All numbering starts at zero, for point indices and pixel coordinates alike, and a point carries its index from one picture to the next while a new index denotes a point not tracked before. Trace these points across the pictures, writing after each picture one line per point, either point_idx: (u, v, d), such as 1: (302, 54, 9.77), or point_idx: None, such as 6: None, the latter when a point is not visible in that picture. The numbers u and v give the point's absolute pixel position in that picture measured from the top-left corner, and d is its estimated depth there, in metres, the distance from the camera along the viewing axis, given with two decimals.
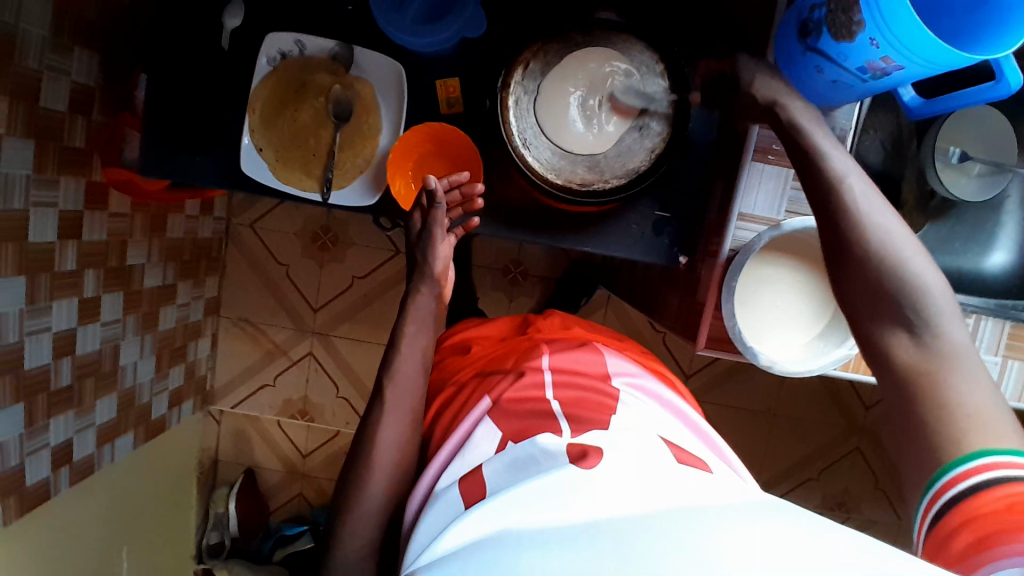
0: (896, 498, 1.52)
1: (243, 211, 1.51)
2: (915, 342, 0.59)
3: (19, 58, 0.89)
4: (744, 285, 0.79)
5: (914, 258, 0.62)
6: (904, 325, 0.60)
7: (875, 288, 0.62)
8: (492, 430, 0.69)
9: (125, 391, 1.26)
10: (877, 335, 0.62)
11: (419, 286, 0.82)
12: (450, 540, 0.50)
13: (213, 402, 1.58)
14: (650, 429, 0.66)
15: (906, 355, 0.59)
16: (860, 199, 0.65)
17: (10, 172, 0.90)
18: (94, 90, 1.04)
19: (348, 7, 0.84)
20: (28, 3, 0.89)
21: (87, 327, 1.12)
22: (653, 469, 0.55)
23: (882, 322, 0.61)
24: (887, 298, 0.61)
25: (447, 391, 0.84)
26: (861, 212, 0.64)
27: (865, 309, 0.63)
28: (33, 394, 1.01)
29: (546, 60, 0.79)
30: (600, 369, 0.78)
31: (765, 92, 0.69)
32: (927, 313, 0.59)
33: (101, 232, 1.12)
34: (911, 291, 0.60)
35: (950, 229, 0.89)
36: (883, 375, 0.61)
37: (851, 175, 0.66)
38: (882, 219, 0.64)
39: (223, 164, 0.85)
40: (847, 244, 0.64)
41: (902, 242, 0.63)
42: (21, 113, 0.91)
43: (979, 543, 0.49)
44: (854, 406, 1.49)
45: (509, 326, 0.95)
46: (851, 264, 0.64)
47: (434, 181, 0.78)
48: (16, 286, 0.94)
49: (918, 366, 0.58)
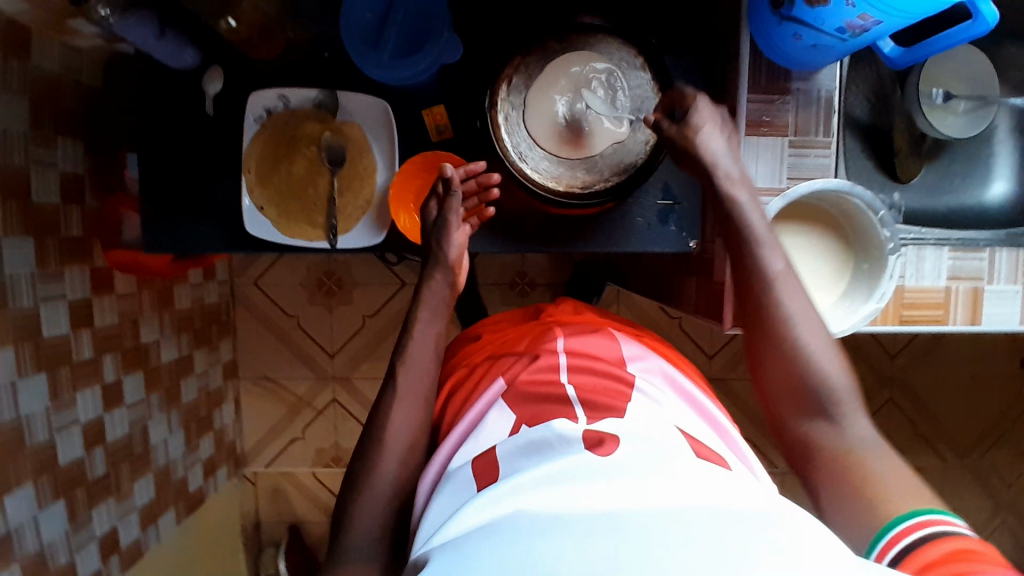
0: (937, 442, 1.52)
1: (245, 271, 1.51)
2: (832, 428, 0.64)
3: (3, 157, 0.89)
4: None
5: (822, 350, 0.67)
6: (823, 414, 0.65)
7: (799, 381, 0.66)
8: (507, 417, 0.67)
9: (160, 469, 1.26)
10: (798, 425, 0.66)
11: (433, 272, 0.81)
12: (460, 523, 0.51)
13: (247, 464, 1.57)
14: (667, 421, 0.64)
15: (825, 440, 0.64)
16: (780, 285, 0.69)
17: (13, 272, 0.91)
18: (83, 177, 1.05)
19: (325, 54, 0.85)
20: (4, 102, 0.89)
21: (113, 413, 1.12)
22: (673, 461, 0.53)
23: (804, 412, 0.66)
24: (809, 390, 0.65)
25: (459, 371, 0.82)
26: (781, 300, 0.68)
27: (788, 395, 0.67)
28: (71, 489, 1.01)
29: (527, 73, 0.80)
30: (615, 353, 0.75)
31: (704, 142, 0.73)
32: (841, 404, 0.65)
33: (112, 315, 1.12)
34: (827, 386, 0.65)
35: (947, 167, 0.89)
36: (802, 458, 0.65)
37: (774, 262, 0.70)
38: (802, 315, 0.68)
39: (224, 228, 0.86)
40: (768, 326, 0.68)
41: (812, 332, 0.67)
42: (15, 212, 0.91)
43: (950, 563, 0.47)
44: (880, 358, 1.49)
45: (519, 314, 0.93)
46: (766, 323, 0.68)
47: (449, 169, 0.78)
48: (38, 384, 0.94)
49: (838, 449, 0.63)
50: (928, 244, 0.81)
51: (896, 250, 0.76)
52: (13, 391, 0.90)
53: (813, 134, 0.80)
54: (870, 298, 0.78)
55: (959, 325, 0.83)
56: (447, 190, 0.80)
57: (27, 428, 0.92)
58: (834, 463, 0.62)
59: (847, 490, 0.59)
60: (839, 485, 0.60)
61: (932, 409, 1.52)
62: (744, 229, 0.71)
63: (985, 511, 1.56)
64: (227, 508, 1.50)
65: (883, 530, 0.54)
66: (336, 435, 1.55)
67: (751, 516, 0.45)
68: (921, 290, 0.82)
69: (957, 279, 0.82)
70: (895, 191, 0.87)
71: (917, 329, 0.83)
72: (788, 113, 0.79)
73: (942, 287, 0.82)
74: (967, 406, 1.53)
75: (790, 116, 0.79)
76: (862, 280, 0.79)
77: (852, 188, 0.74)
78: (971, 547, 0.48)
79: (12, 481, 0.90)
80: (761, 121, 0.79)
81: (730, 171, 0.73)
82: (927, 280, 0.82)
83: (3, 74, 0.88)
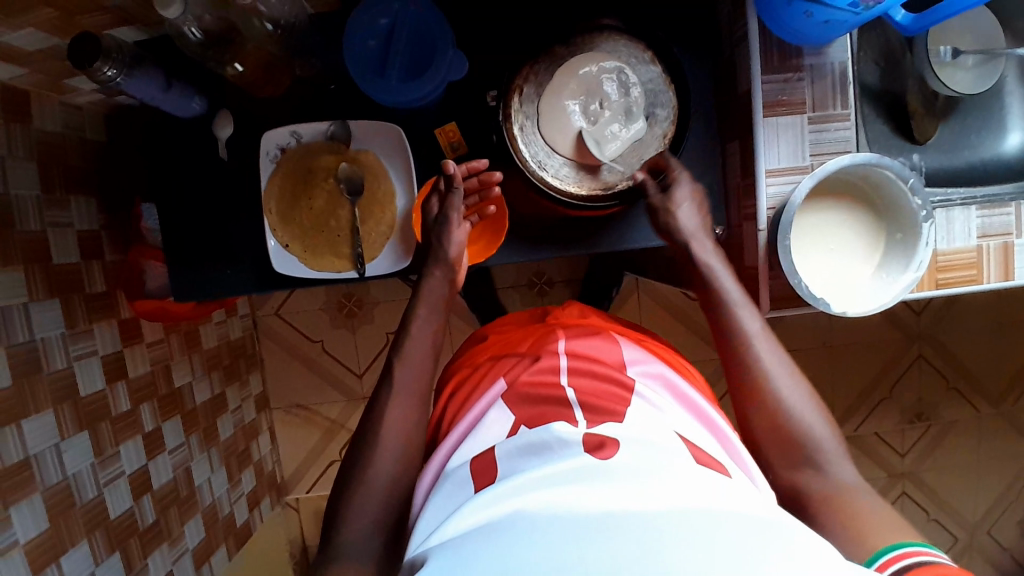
0: (970, 393, 1.52)
1: (264, 303, 1.52)
2: (820, 476, 0.65)
3: (21, 224, 0.89)
4: (800, 239, 0.80)
5: (801, 405, 0.69)
6: (807, 462, 0.66)
7: (782, 433, 0.68)
8: (503, 422, 0.66)
9: (208, 509, 1.26)
10: (788, 476, 0.67)
11: (433, 270, 0.81)
12: (460, 523, 0.51)
13: (288, 491, 1.58)
14: (667, 426, 0.62)
15: (815, 487, 0.64)
16: (757, 345, 0.72)
17: (45, 336, 0.91)
18: (99, 232, 1.06)
19: (331, 87, 0.86)
20: (15, 169, 0.89)
21: (157, 459, 1.12)
22: (678, 471, 0.53)
23: (792, 462, 0.67)
24: (793, 442, 0.67)
25: (462, 372, 0.81)
26: (757, 358, 0.72)
27: (775, 447, 0.68)
28: (124, 541, 1.02)
29: (538, 81, 0.80)
30: (616, 357, 0.73)
31: (681, 225, 0.79)
32: (826, 454, 0.66)
33: (145, 364, 1.13)
34: (810, 437, 0.67)
35: (960, 125, 0.88)
36: (795, 506, 0.65)
37: (749, 322, 0.74)
38: (780, 370, 0.71)
39: (251, 267, 0.86)
40: (749, 385, 0.71)
41: (790, 386, 0.70)
42: (39, 275, 0.91)
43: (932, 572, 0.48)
44: (905, 316, 1.49)
45: (525, 316, 0.90)
46: (747, 383, 0.71)
47: (451, 166, 0.80)
48: (82, 443, 0.95)
49: (825, 495, 0.63)
50: (955, 205, 0.82)
51: (929, 218, 0.76)
52: (58, 452, 0.90)
53: (831, 108, 0.79)
54: (908, 268, 0.78)
55: (993, 283, 0.83)
56: (449, 187, 0.82)
57: (76, 487, 0.93)
58: (826, 507, 0.62)
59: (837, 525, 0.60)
60: (834, 526, 0.60)
61: (961, 360, 1.52)
62: (716, 294, 0.76)
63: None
64: (274, 539, 1.51)
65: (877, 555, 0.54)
66: None
67: (771, 525, 0.46)
68: (952, 252, 0.82)
69: (987, 237, 0.82)
70: (913, 152, 0.86)
71: (954, 291, 0.83)
72: (803, 89, 0.78)
73: (974, 246, 0.82)
74: (995, 353, 1.53)
75: (806, 91, 0.78)
76: (897, 250, 0.80)
77: (884, 161, 0.74)
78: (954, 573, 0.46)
79: (67, 542, 0.90)
80: (779, 101, 0.79)
81: (698, 241, 0.79)
82: (958, 241, 0.82)
83: (7, 141, 0.88)
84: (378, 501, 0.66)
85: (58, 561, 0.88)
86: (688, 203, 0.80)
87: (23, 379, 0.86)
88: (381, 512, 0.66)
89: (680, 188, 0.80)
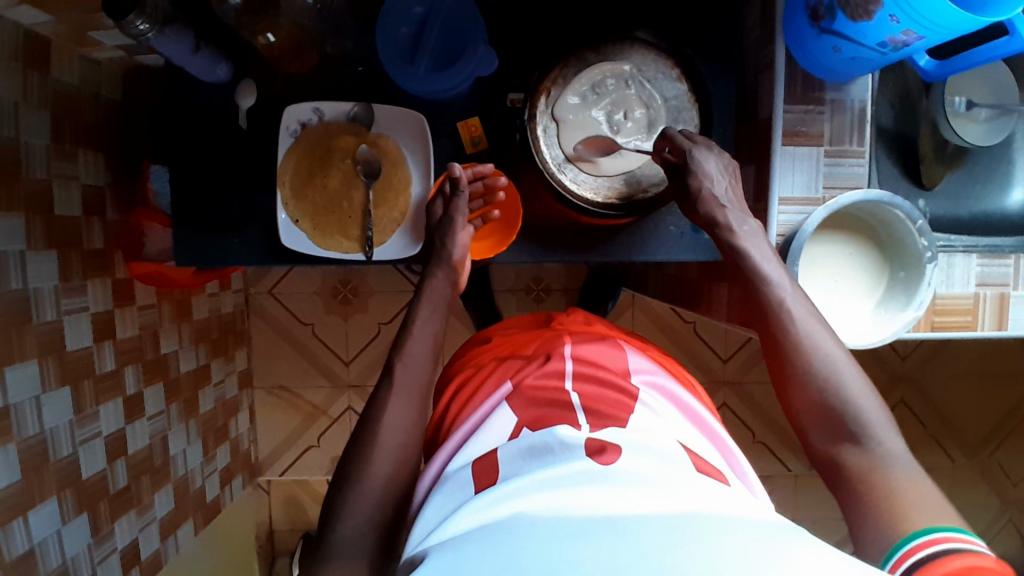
0: (946, 440, 1.55)
1: (259, 280, 1.52)
2: (861, 450, 0.64)
3: (27, 171, 0.88)
4: (809, 260, 0.82)
5: (848, 378, 0.67)
6: (848, 434, 0.65)
7: (820, 404, 0.67)
8: (510, 416, 0.66)
9: (180, 480, 1.25)
10: (829, 450, 0.66)
11: (436, 271, 0.81)
12: (458, 525, 0.51)
13: (261, 473, 1.56)
14: (668, 434, 0.62)
15: (855, 462, 0.63)
16: (798, 319, 0.71)
17: (38, 286, 0.90)
18: (104, 189, 1.05)
19: (358, 68, 0.86)
20: (26, 116, 0.88)
21: (135, 424, 1.11)
22: (677, 477, 0.53)
23: (832, 434, 0.66)
24: (833, 411, 0.66)
25: (465, 372, 0.81)
26: (796, 329, 0.71)
27: (817, 425, 0.67)
28: (94, 502, 1.00)
29: (566, 86, 0.82)
30: (621, 364, 0.73)
31: None
32: (868, 428, 0.64)
33: (134, 327, 1.11)
34: (850, 406, 0.66)
35: (969, 173, 0.89)
36: (834, 480, 0.65)
37: (787, 296, 0.73)
38: (819, 339, 0.70)
39: (257, 239, 0.86)
40: (788, 354, 0.70)
41: (834, 357, 0.69)
42: (39, 226, 0.90)
43: (951, 558, 0.49)
44: (892, 359, 1.52)
45: (529, 320, 0.91)
46: (785, 353, 0.71)
47: (458, 168, 0.80)
48: (63, 398, 0.93)
49: (864, 472, 0.62)
50: (958, 250, 0.85)
51: (932, 260, 0.78)
52: (39, 405, 0.89)
53: (847, 143, 0.82)
54: (909, 305, 0.80)
55: (987, 332, 0.85)
56: (454, 190, 0.81)
57: (51, 443, 0.91)
58: (859, 483, 0.62)
59: (874, 517, 0.58)
60: (863, 513, 0.59)
61: (941, 408, 1.54)
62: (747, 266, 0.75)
63: (992, 509, 1.59)
64: (243, 518, 1.49)
65: (894, 548, 0.54)
66: None
67: (775, 529, 0.45)
68: (950, 296, 0.85)
69: (984, 286, 0.85)
70: (919, 198, 0.87)
71: (948, 335, 0.85)
72: (823, 122, 0.81)
73: (971, 293, 0.85)
74: (974, 404, 1.56)
75: (825, 124, 0.81)
76: (898, 288, 0.82)
77: (892, 198, 0.76)
78: (984, 564, 0.47)
79: (37, 497, 0.89)
80: (798, 131, 0.81)
81: (738, 218, 0.78)
82: (957, 286, 0.85)
83: (23, 87, 0.88)
84: (375, 496, 0.65)
85: (25, 516, 0.86)
86: (717, 172, 0.78)
87: (12, 327, 0.84)
88: (380, 505, 0.65)
89: (702, 153, 0.78)
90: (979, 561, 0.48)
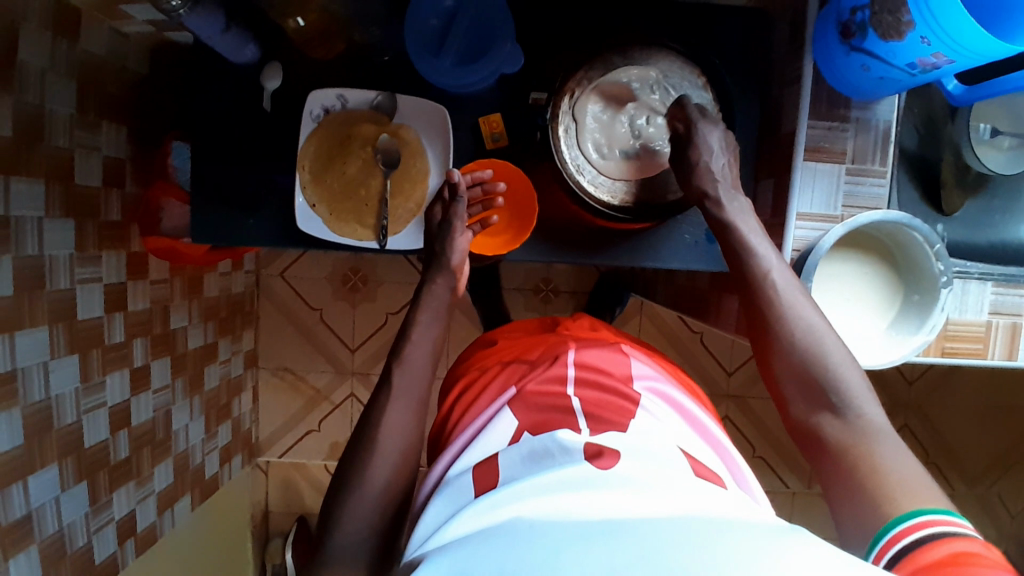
0: (946, 468, 1.54)
1: (271, 262, 1.53)
2: (840, 422, 0.64)
3: (49, 138, 0.89)
4: (823, 274, 0.82)
5: (830, 349, 0.67)
6: (827, 403, 0.65)
7: (802, 374, 0.67)
8: (511, 420, 0.66)
9: (179, 455, 1.25)
10: (809, 419, 0.67)
11: (435, 277, 0.81)
12: (458, 528, 0.52)
13: (260, 453, 1.57)
14: (669, 439, 0.62)
15: (834, 432, 0.64)
16: (782, 290, 0.71)
17: (53, 253, 0.90)
18: (125, 162, 1.06)
19: (384, 58, 0.87)
20: (52, 83, 0.89)
21: (139, 397, 1.11)
22: (677, 481, 0.53)
23: (812, 404, 0.66)
24: (814, 381, 0.66)
25: (470, 374, 0.81)
26: (780, 301, 0.70)
27: (799, 397, 0.68)
28: (93, 471, 1.00)
29: (590, 87, 0.82)
30: (624, 370, 0.72)
31: None
32: (848, 398, 0.65)
33: (144, 300, 1.12)
34: (831, 376, 0.66)
35: (987, 202, 0.87)
36: (814, 450, 0.66)
37: (774, 270, 0.72)
38: (800, 308, 0.70)
39: (273, 221, 0.87)
40: (770, 325, 0.70)
41: (817, 328, 0.69)
42: (58, 192, 0.91)
43: (934, 545, 0.48)
44: (897, 383, 1.51)
45: (535, 323, 0.91)
46: (767, 325, 0.71)
47: (457, 174, 0.81)
48: (70, 366, 0.94)
49: (844, 444, 0.63)
50: (973, 278, 0.85)
51: (949, 283, 0.78)
52: (45, 370, 0.89)
53: (869, 162, 0.81)
54: (921, 329, 0.80)
55: (997, 360, 0.85)
56: (453, 196, 0.82)
57: (56, 410, 0.92)
58: (839, 456, 0.62)
59: (853, 492, 0.59)
60: (843, 485, 0.60)
61: (944, 436, 1.53)
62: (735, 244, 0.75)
63: (989, 541, 1.57)
64: (239, 497, 1.50)
65: (879, 534, 0.54)
66: (352, 431, 1.55)
67: (776, 530, 0.45)
68: (963, 323, 0.85)
69: (998, 314, 0.86)
70: (937, 222, 0.87)
71: (958, 360, 0.86)
72: (846, 140, 0.81)
73: (983, 321, 0.85)
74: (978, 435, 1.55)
75: (848, 142, 0.81)
76: (912, 310, 0.81)
77: (909, 220, 0.76)
78: (971, 549, 0.47)
79: (38, 462, 0.89)
80: (820, 147, 0.81)
81: (728, 194, 0.77)
82: (970, 313, 0.85)
83: (52, 54, 0.88)
84: (374, 482, 0.66)
85: (25, 480, 0.87)
86: (718, 146, 0.78)
87: (25, 291, 0.85)
88: (379, 494, 0.66)
89: (707, 126, 0.78)
90: (961, 546, 0.47)
